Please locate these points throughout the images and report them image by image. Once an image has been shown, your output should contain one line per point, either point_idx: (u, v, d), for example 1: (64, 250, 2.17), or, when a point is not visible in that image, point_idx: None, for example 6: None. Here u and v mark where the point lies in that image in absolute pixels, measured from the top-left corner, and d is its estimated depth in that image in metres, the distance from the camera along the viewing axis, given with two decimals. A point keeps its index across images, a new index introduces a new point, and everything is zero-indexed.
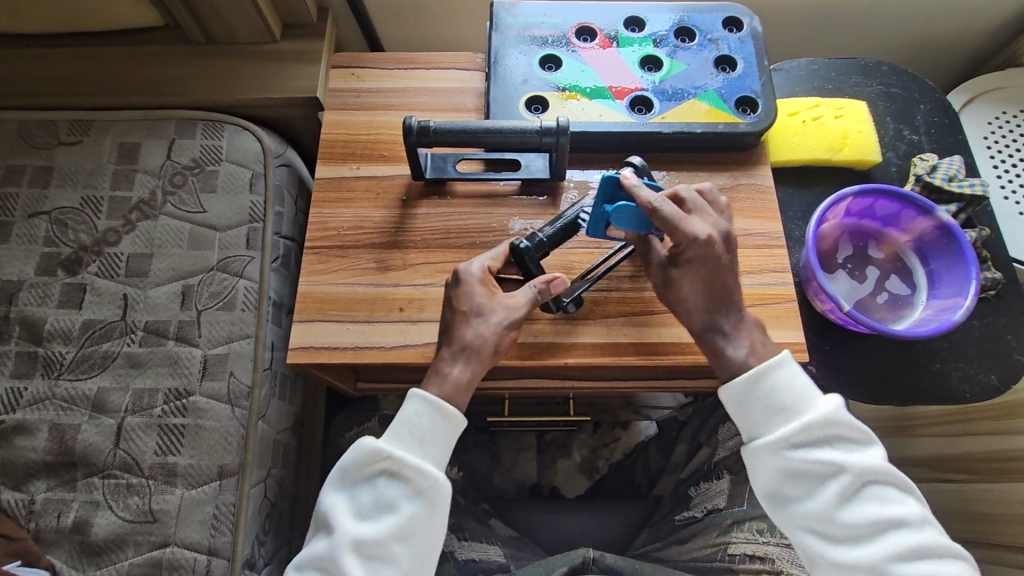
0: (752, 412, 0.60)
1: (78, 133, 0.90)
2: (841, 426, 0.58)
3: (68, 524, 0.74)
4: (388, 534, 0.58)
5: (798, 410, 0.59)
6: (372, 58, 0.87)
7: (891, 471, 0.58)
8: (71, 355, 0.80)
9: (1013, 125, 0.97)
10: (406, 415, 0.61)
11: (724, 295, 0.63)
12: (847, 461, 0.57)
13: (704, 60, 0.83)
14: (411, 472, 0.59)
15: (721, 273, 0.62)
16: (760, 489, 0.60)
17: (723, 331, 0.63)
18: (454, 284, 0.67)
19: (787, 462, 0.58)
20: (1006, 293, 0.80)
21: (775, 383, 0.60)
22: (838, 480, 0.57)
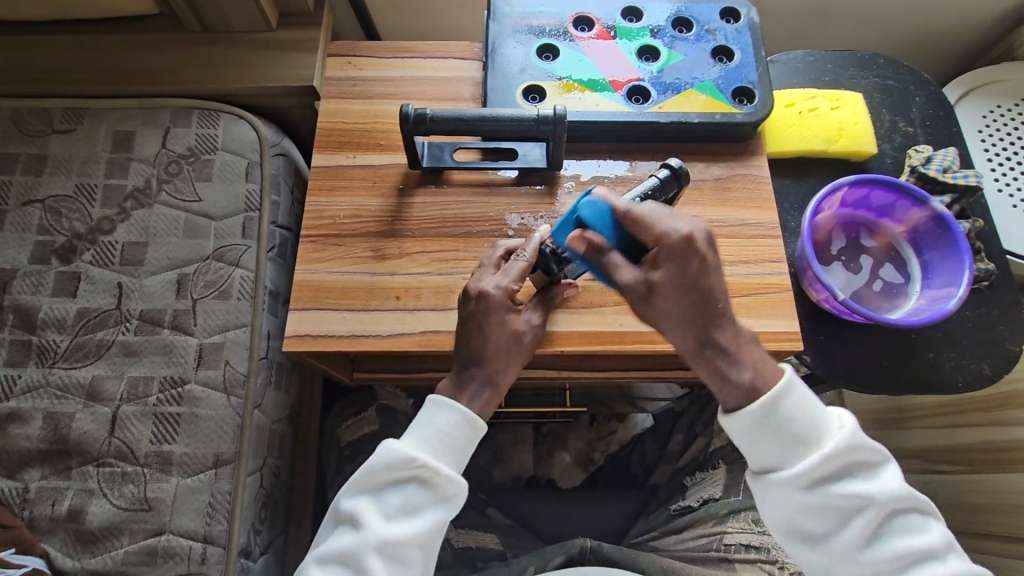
0: (756, 444, 0.57)
1: (72, 121, 0.89)
2: (861, 454, 0.57)
3: (63, 512, 0.74)
4: (415, 537, 0.58)
5: (817, 440, 0.56)
6: (369, 46, 0.87)
7: (914, 494, 0.57)
8: (65, 344, 0.79)
9: (1008, 119, 0.97)
10: (438, 425, 0.61)
11: (710, 321, 0.57)
12: (872, 493, 0.56)
13: (702, 51, 0.83)
14: (443, 480, 0.59)
15: (701, 281, 0.55)
16: (779, 526, 0.59)
17: (722, 350, 0.57)
18: (482, 302, 0.65)
19: (806, 499, 0.56)
20: (1000, 284, 0.80)
21: (790, 410, 0.56)
22: (863, 514, 0.56)
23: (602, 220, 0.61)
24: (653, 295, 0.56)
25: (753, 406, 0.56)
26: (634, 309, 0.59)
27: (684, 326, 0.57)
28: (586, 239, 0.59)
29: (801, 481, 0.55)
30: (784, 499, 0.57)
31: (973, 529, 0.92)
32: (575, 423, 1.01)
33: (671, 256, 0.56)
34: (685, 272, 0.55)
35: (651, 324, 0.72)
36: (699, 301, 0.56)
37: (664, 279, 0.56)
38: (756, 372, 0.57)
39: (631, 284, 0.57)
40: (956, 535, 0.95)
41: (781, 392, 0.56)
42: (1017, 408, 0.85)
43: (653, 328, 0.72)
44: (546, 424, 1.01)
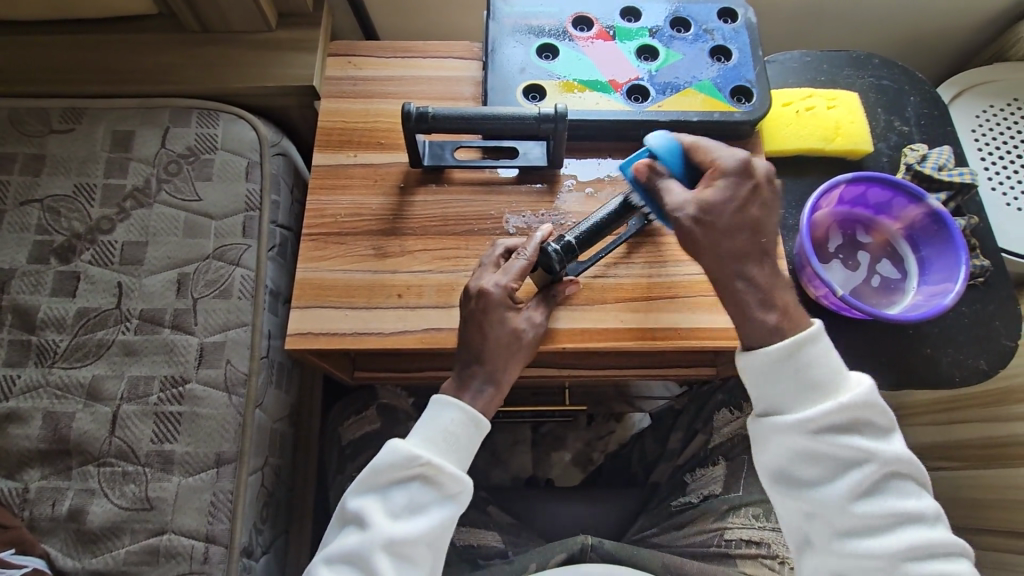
0: (770, 382, 0.60)
1: (71, 121, 0.89)
2: (871, 410, 0.59)
3: (63, 512, 0.74)
4: (420, 534, 0.60)
5: (832, 389, 0.59)
6: (369, 46, 0.87)
7: (914, 459, 0.59)
8: (65, 344, 0.79)
9: (1000, 118, 0.98)
10: (441, 424, 0.63)
11: (753, 251, 0.61)
12: (875, 449, 0.58)
13: (700, 51, 0.84)
14: (446, 478, 0.62)
15: (751, 205, 0.61)
16: (776, 468, 0.60)
17: (750, 284, 0.60)
18: (482, 300, 0.66)
19: (808, 442, 0.58)
20: (994, 280, 0.81)
21: (811, 356, 0.59)
22: (863, 466, 0.58)
23: (670, 159, 0.65)
24: (702, 216, 0.60)
25: (775, 346, 0.59)
26: (681, 238, 0.61)
27: (727, 247, 0.60)
28: (649, 166, 0.63)
29: (806, 425, 0.58)
30: (784, 441, 0.59)
31: (971, 524, 0.93)
32: (574, 423, 1.02)
33: (728, 172, 0.61)
34: (735, 197, 0.60)
35: (652, 321, 0.72)
36: (747, 222, 0.61)
37: (716, 198, 0.60)
38: (784, 315, 0.60)
39: (680, 205, 0.61)
40: (954, 530, 0.96)
41: (811, 335, 0.59)
42: (1014, 403, 0.86)
43: (654, 325, 0.72)
44: (545, 424, 1.01)
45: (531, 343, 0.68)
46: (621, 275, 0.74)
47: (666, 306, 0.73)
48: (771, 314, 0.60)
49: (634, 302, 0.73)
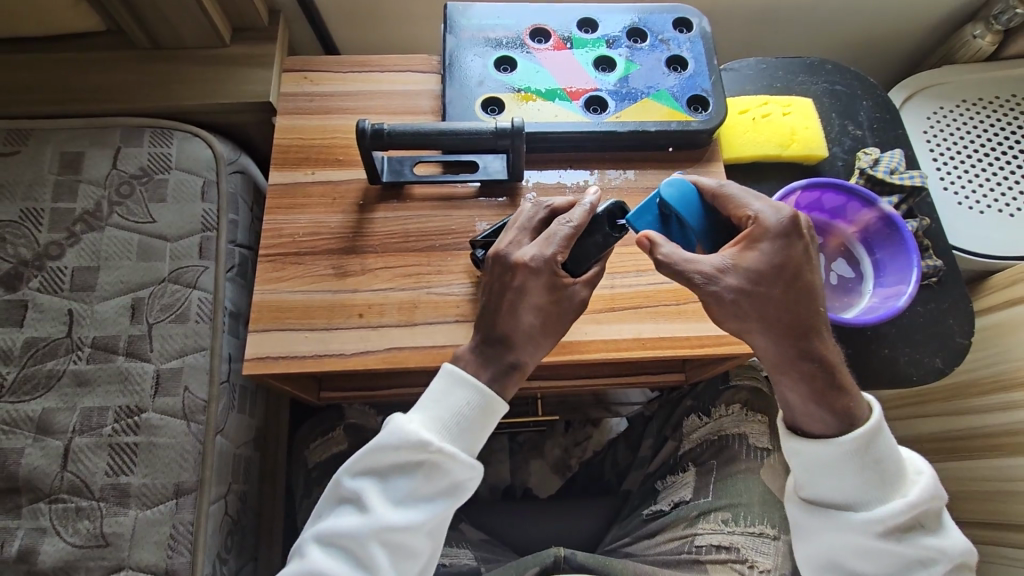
0: (827, 474, 0.57)
1: (15, 143, 0.86)
2: (933, 505, 0.57)
3: (12, 553, 0.70)
4: (421, 525, 0.56)
5: (897, 485, 0.57)
6: (326, 61, 0.86)
7: (975, 552, 0.58)
8: (12, 376, 0.76)
9: (950, 119, 1.01)
10: (456, 404, 0.57)
11: (815, 332, 0.56)
12: (942, 548, 0.56)
13: (657, 60, 0.85)
14: (455, 466, 0.57)
15: (799, 269, 0.55)
16: (833, 563, 0.59)
17: (820, 364, 0.55)
18: (520, 274, 0.59)
19: (874, 545, 0.56)
20: (947, 279, 0.83)
21: (874, 451, 0.56)
22: (931, 568, 0.56)
23: (685, 206, 0.63)
24: (745, 288, 0.55)
25: (833, 441, 0.56)
26: (708, 304, 0.56)
27: (775, 328, 0.56)
28: (652, 238, 0.57)
29: (873, 526, 0.56)
30: (846, 539, 0.57)
31: None
32: (550, 430, 1.01)
33: (768, 235, 0.56)
34: (782, 260, 0.55)
35: (615, 331, 0.73)
36: (795, 290, 0.55)
37: (754, 265, 0.55)
38: (851, 404, 0.57)
39: (714, 273, 0.55)
40: None
41: (874, 427, 0.56)
42: (973, 397, 0.88)
43: (616, 335, 0.72)
44: (522, 432, 1.00)
45: (563, 326, 0.61)
46: None
47: (628, 316, 0.73)
48: (834, 399, 0.56)
49: (598, 312, 0.73)
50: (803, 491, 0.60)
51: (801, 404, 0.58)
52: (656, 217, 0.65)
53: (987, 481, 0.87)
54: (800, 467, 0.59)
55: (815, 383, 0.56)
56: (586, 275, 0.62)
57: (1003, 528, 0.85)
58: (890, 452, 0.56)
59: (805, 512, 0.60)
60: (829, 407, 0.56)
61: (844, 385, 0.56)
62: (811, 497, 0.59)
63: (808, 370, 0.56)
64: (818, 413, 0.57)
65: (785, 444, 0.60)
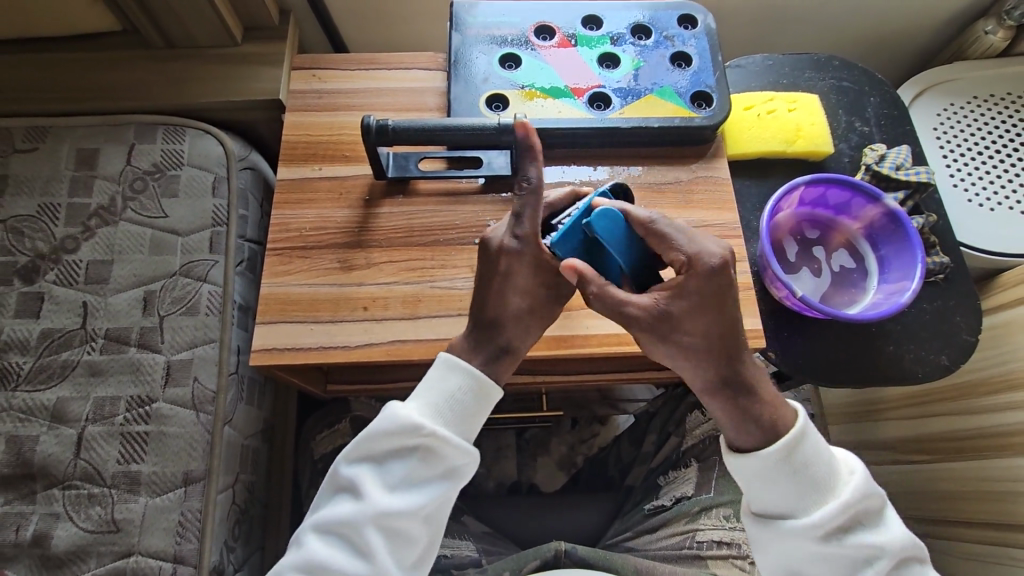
0: (766, 488, 0.56)
1: (34, 140, 0.88)
2: (867, 503, 0.56)
3: (27, 537, 0.72)
4: (418, 509, 0.57)
5: (831, 488, 0.56)
6: (334, 59, 0.87)
7: (916, 541, 0.57)
8: (28, 366, 0.78)
9: (961, 116, 1.00)
10: (450, 389, 0.58)
11: (736, 357, 0.56)
12: (883, 545, 0.55)
13: (661, 57, 0.85)
14: (450, 451, 0.57)
15: (726, 310, 0.56)
16: (784, 572, 0.58)
17: (744, 388, 0.57)
18: (505, 259, 0.59)
19: (818, 550, 0.55)
20: (955, 277, 0.83)
21: (806, 459, 0.56)
22: (874, 565, 0.55)
23: (612, 236, 0.60)
24: (677, 329, 0.55)
25: (767, 456, 0.56)
26: (642, 338, 0.57)
27: (700, 361, 0.56)
28: (580, 271, 0.56)
29: (815, 531, 0.55)
30: (791, 546, 0.56)
31: (942, 517, 0.94)
32: (556, 427, 1.02)
33: (698, 280, 0.55)
34: (711, 306, 0.55)
35: (617, 324, 0.73)
36: (723, 325, 0.56)
37: (681, 310, 0.55)
38: (777, 411, 0.57)
39: (645, 315, 0.56)
40: (925, 523, 0.98)
41: (798, 435, 0.56)
42: (982, 396, 0.88)
43: (618, 329, 0.73)
44: (529, 429, 1.02)
45: (551, 309, 0.62)
46: None
47: None
48: (761, 413, 0.56)
49: None
50: (748, 503, 0.59)
51: (731, 427, 0.58)
52: (580, 242, 0.62)
53: (997, 481, 0.85)
54: (741, 483, 0.58)
55: (741, 405, 0.56)
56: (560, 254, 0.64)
57: (1009, 529, 0.85)
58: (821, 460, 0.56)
59: (751, 527, 0.59)
60: (756, 426, 0.56)
61: (767, 399, 0.57)
62: (755, 508, 0.58)
63: (734, 395, 0.56)
64: (749, 432, 0.57)
65: (727, 461, 0.59)
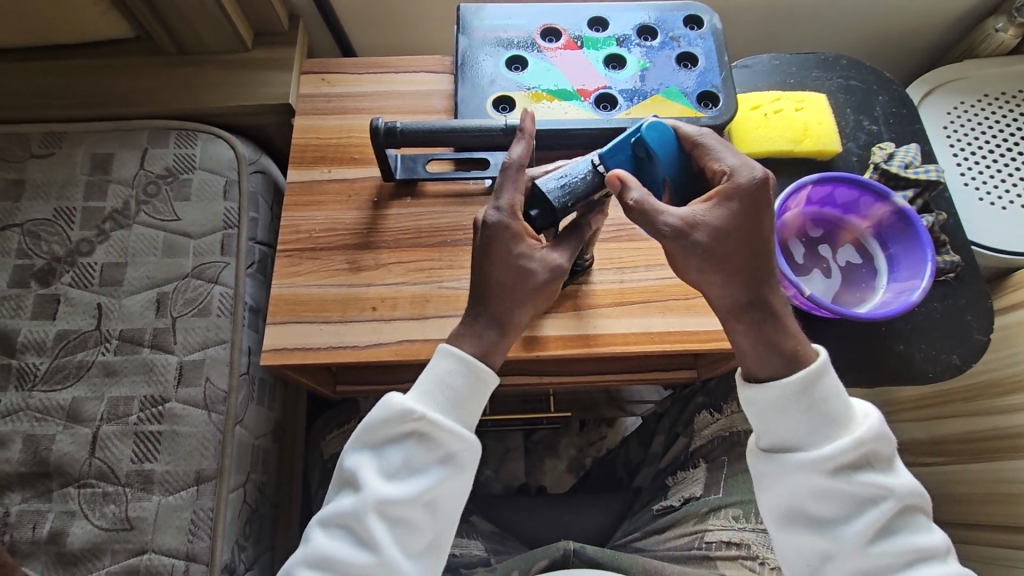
0: (777, 417, 0.57)
1: (50, 145, 0.90)
2: (880, 444, 0.56)
3: (44, 535, 0.74)
4: (420, 495, 0.57)
5: (845, 424, 0.56)
6: (343, 63, 0.88)
7: (921, 492, 0.57)
8: (45, 366, 0.80)
9: (970, 115, 1.00)
10: (440, 374, 0.59)
11: (766, 280, 0.57)
12: (893, 487, 0.55)
13: (667, 58, 0.85)
14: (445, 436, 0.58)
15: (761, 230, 0.56)
16: (787, 508, 0.57)
17: (769, 312, 0.57)
18: (486, 236, 0.59)
19: (825, 483, 0.55)
20: (965, 275, 0.82)
21: (823, 391, 0.56)
22: (880, 505, 0.55)
23: (664, 148, 0.61)
24: (714, 244, 0.55)
25: (778, 385, 0.56)
26: (679, 259, 0.56)
27: (730, 277, 0.56)
28: (624, 179, 0.56)
29: (824, 463, 0.55)
30: (799, 481, 0.56)
31: (956, 519, 0.93)
32: (565, 429, 1.04)
33: (741, 195, 0.55)
34: (748, 223, 0.55)
35: (623, 325, 0.73)
36: (754, 243, 0.56)
37: (720, 220, 0.55)
38: (799, 343, 0.57)
39: (685, 228, 0.55)
40: (941, 526, 0.97)
41: (821, 367, 0.56)
42: (994, 397, 0.87)
43: (623, 329, 0.73)
44: (536, 431, 1.04)
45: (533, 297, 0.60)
46: (594, 282, 0.75)
47: (638, 311, 0.74)
48: (783, 343, 0.57)
49: (611, 307, 0.74)
50: (758, 440, 0.59)
51: (752, 354, 0.58)
52: (628, 156, 0.63)
53: (1011, 483, 0.84)
54: (752, 415, 0.58)
55: (765, 329, 0.57)
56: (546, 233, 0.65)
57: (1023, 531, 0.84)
58: (840, 393, 0.56)
59: (757, 463, 0.59)
60: (776, 354, 0.57)
61: (790, 330, 0.57)
62: (764, 443, 0.58)
63: (758, 317, 0.56)
64: (770, 360, 0.57)
65: (740, 393, 0.59)
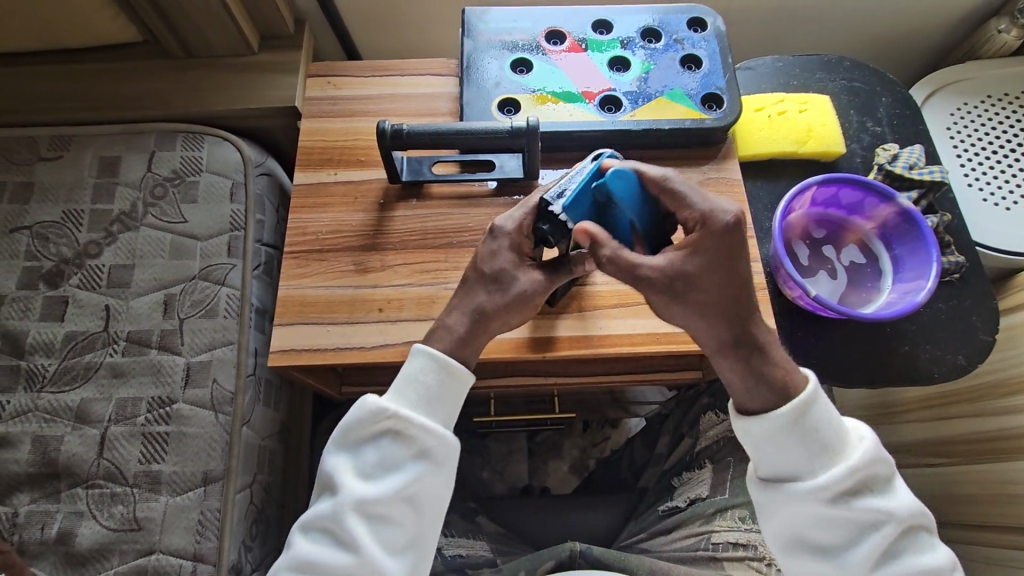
0: (774, 450, 0.57)
1: (58, 148, 0.90)
2: (877, 468, 0.56)
3: (52, 535, 0.74)
4: (396, 492, 0.57)
5: (840, 452, 0.56)
6: (349, 66, 0.89)
7: (921, 510, 0.57)
8: (53, 367, 0.80)
9: (974, 116, 1.00)
10: (411, 372, 0.59)
11: (748, 314, 0.56)
12: (892, 511, 0.55)
13: (671, 60, 0.86)
14: (419, 433, 0.58)
15: (739, 266, 0.56)
16: (788, 537, 0.57)
17: (757, 347, 0.56)
18: (491, 239, 0.63)
19: (824, 512, 0.55)
20: (970, 276, 0.82)
21: (817, 422, 0.56)
22: (882, 530, 0.55)
23: (627, 196, 0.61)
24: (691, 287, 0.56)
25: (772, 419, 0.56)
26: (660, 302, 0.57)
27: (714, 317, 0.56)
28: (592, 234, 0.57)
29: (822, 494, 0.55)
30: (799, 511, 0.56)
31: (962, 520, 0.93)
32: (568, 430, 1.06)
33: (712, 238, 0.55)
34: (725, 264, 0.55)
35: (630, 326, 0.73)
36: (734, 284, 0.56)
37: (696, 265, 0.55)
38: (789, 374, 0.57)
39: (660, 275, 0.56)
40: (947, 527, 0.96)
41: (812, 397, 0.56)
42: (1000, 398, 0.87)
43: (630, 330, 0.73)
44: (541, 432, 1.06)
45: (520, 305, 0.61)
46: (601, 283, 0.75)
47: (644, 312, 0.74)
48: (771, 376, 0.56)
49: (616, 308, 0.74)
50: (755, 470, 0.59)
51: (742, 390, 0.58)
52: (591, 202, 0.63)
53: (1017, 484, 0.84)
54: (749, 448, 0.58)
55: (753, 365, 0.56)
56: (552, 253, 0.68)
57: None
58: (834, 421, 0.56)
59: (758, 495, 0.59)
60: (764, 387, 0.57)
61: (777, 361, 0.57)
62: (763, 474, 0.58)
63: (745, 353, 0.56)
64: (759, 394, 0.57)
65: (735, 425, 0.59)
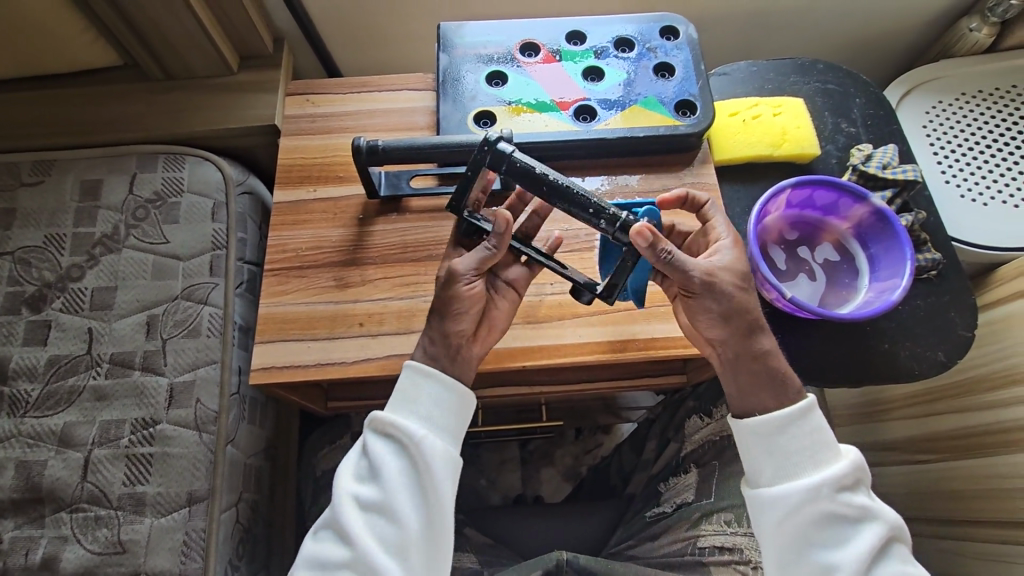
0: (778, 449, 0.59)
1: (40, 173, 0.91)
2: (865, 473, 0.60)
3: (36, 561, 0.74)
4: (384, 487, 0.58)
5: (835, 453, 0.59)
6: (326, 84, 0.90)
7: (905, 525, 0.59)
8: (36, 392, 0.80)
9: (949, 114, 1.01)
10: (398, 384, 0.63)
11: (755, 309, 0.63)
12: (882, 512, 0.58)
13: (645, 68, 0.87)
14: (401, 432, 0.60)
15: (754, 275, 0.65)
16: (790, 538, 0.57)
17: (767, 339, 0.63)
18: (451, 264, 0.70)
19: (826, 507, 0.57)
20: (948, 273, 0.83)
21: (814, 424, 0.60)
22: (874, 530, 0.57)
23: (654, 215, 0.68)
24: (732, 286, 0.62)
25: (778, 413, 0.60)
26: (699, 298, 0.62)
27: (740, 311, 0.62)
28: (653, 231, 0.60)
29: (822, 489, 0.57)
30: (802, 507, 0.57)
31: (953, 517, 0.93)
32: (561, 439, 1.07)
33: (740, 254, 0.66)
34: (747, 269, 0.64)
35: (609, 332, 0.74)
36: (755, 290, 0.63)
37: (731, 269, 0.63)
38: (785, 374, 0.62)
39: (709, 274, 0.62)
40: (938, 524, 0.96)
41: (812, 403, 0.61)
42: (985, 392, 0.87)
43: (609, 336, 0.74)
44: (531, 441, 1.07)
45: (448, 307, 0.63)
46: None
47: (623, 317, 0.75)
48: (778, 367, 0.62)
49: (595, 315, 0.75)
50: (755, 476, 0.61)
51: (754, 386, 0.62)
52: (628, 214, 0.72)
53: (1004, 478, 0.84)
54: (753, 446, 0.60)
55: (768, 358, 0.62)
56: (511, 273, 0.69)
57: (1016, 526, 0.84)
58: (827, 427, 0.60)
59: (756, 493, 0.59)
60: (774, 382, 0.62)
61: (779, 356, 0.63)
62: (764, 478, 0.60)
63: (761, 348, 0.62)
64: (768, 385, 0.62)
65: (739, 432, 0.62)
